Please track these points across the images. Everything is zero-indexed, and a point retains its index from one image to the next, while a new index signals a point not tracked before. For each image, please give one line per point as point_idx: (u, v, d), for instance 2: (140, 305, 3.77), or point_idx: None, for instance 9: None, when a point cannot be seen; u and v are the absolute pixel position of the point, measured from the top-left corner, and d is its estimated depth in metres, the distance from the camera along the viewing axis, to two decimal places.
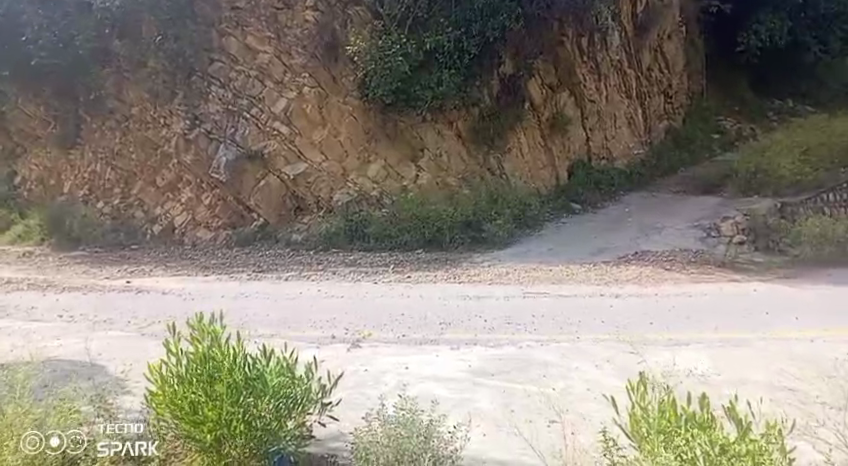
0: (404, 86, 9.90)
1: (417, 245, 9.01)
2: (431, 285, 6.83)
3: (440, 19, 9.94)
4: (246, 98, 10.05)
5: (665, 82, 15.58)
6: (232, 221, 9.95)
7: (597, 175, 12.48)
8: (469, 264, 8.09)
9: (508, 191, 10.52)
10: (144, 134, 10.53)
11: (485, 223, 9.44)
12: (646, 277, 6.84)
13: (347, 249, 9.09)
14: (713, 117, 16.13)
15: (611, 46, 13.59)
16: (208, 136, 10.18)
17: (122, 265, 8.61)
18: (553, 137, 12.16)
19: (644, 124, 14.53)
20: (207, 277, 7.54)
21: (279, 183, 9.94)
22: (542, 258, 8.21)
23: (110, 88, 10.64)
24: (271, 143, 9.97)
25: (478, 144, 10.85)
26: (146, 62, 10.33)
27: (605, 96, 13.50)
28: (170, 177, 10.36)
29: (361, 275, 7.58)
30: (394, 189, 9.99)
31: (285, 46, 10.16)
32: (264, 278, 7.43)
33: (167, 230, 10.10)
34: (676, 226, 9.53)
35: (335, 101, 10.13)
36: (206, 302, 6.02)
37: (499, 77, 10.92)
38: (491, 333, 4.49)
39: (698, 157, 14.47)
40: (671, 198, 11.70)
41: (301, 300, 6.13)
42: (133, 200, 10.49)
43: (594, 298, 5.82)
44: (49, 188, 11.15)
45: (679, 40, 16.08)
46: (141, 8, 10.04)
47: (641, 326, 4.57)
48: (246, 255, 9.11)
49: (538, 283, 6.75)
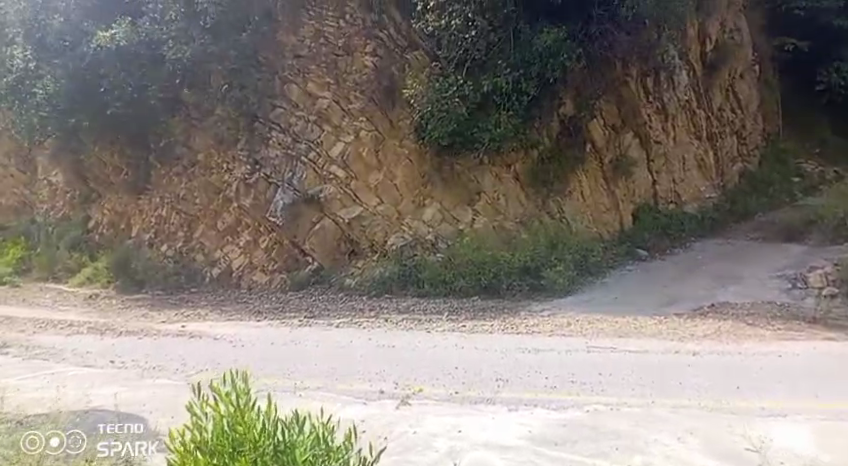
0: (461, 128, 9.69)
1: (472, 292, 8.66)
2: (487, 336, 6.42)
3: (498, 62, 9.76)
4: (304, 143, 10.22)
5: (737, 122, 14.80)
6: (287, 264, 10.01)
7: (664, 220, 11.80)
8: (527, 312, 7.65)
9: (568, 236, 10.05)
10: (208, 179, 10.88)
11: (544, 269, 8.98)
12: (728, 333, 6.14)
13: (401, 295, 8.86)
14: (791, 157, 15.10)
15: (679, 85, 13.06)
16: (267, 180, 10.38)
17: (179, 308, 8.69)
18: (616, 180, 11.67)
19: (714, 165, 13.76)
20: (259, 322, 7.47)
21: (334, 226, 9.95)
22: (607, 308, 7.63)
23: (179, 135, 11.12)
24: (328, 187, 10.02)
25: (536, 187, 10.52)
26: (213, 110, 10.76)
27: (672, 136, 12.92)
28: (230, 220, 10.62)
29: (413, 323, 7.27)
30: (450, 233, 9.75)
31: (343, 91, 10.34)
32: (315, 325, 7.27)
33: (225, 272, 10.31)
34: (756, 276, 8.72)
35: (391, 144, 10.13)
36: (254, 349, 5.89)
37: (558, 118, 10.68)
38: (554, 393, 4.05)
39: (776, 200, 13.52)
40: (748, 244, 10.85)
41: (350, 349, 5.87)
42: (195, 243, 10.79)
43: (669, 355, 5.24)
44: (120, 230, 11.73)
45: (751, 78, 15.33)
46: (209, 58, 10.44)
47: (727, 391, 4.00)
48: (300, 299, 9.05)
49: (605, 336, 6.21)
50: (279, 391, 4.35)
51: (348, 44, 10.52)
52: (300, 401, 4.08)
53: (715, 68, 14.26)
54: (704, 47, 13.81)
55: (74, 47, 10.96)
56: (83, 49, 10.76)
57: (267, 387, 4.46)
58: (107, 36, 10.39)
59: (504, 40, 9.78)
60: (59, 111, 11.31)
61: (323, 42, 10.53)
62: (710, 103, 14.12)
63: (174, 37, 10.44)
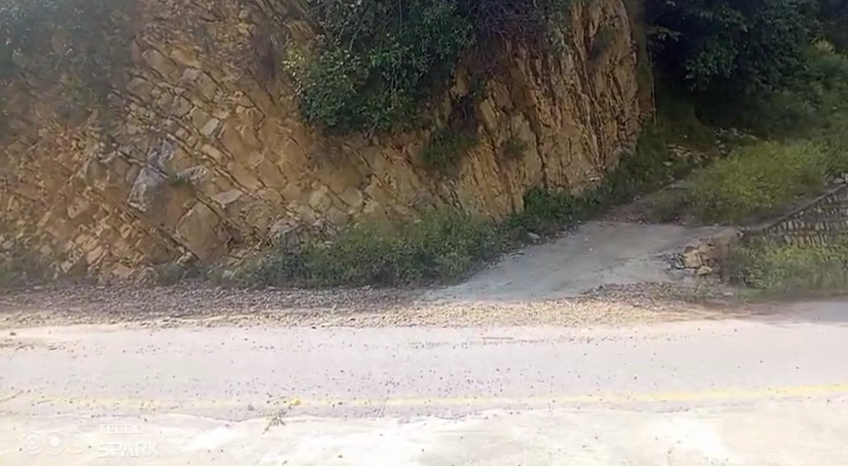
0: (349, 106, 9.05)
1: (363, 281, 8.13)
2: (378, 330, 5.92)
3: (386, 35, 9.29)
4: (170, 118, 9.02)
5: (617, 108, 15.46)
6: (155, 255, 8.91)
7: (553, 203, 12.04)
8: (422, 301, 7.27)
9: (462, 220, 9.82)
10: (54, 159, 9.26)
11: (437, 255, 8.64)
12: (618, 317, 6.15)
13: (286, 286, 8.14)
14: (664, 144, 16.19)
15: (565, 69, 13.34)
16: (126, 161, 9.05)
17: (12, 312, 7.23)
18: (508, 163, 11.68)
19: (598, 149, 14.28)
20: (112, 326, 6.36)
21: (209, 213, 8.96)
22: (501, 295, 7.46)
23: (14, 107, 9.26)
24: (200, 169, 8.95)
25: (429, 169, 10.23)
26: (56, 79, 9.15)
27: (559, 120, 13.16)
28: (83, 206, 9.17)
29: (297, 318, 6.58)
30: (338, 218, 9.16)
31: (215, 61, 9.22)
32: (181, 326, 6.30)
33: (79, 267, 8.92)
34: (639, 257, 9.03)
35: (272, 122, 9.25)
36: (96, 361, 4.88)
37: (450, 98, 10.43)
38: (448, 398, 3.65)
39: (653, 185, 14.39)
40: (630, 226, 11.34)
41: (220, 353, 5.08)
42: (39, 233, 9.19)
43: (564, 345, 5.08)
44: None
45: (630, 66, 16.08)
46: (43, 15, 8.85)
47: (626, 385, 3.86)
48: (168, 296, 7.99)
49: (501, 325, 5.98)
50: (121, 415, 3.49)
51: (219, 8, 9.35)
52: (146, 427, 3.28)
53: (598, 56, 14.69)
54: (587, 32, 14.17)
55: None
56: None
57: (106, 410, 3.58)
58: None
59: (392, 12, 9.31)
60: None
61: (189, 4, 9.25)
62: (594, 89, 14.58)
63: None
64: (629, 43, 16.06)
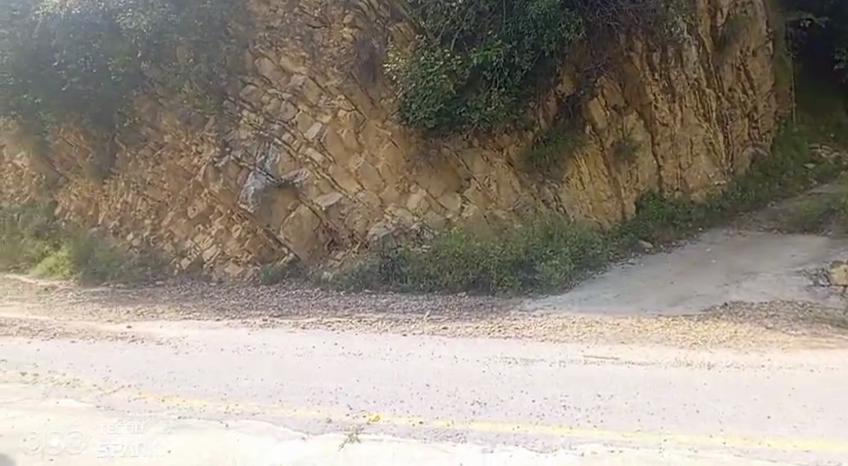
0: (448, 107, 8.83)
1: (459, 288, 7.87)
2: (470, 341, 5.62)
3: (488, 32, 8.91)
4: (277, 123, 9.36)
5: (749, 104, 13.86)
6: (262, 255, 9.34)
7: (670, 209, 11.00)
8: (519, 312, 6.85)
9: (565, 226, 9.23)
10: (177, 163, 10.06)
11: (538, 263, 8.15)
12: (745, 340, 5.35)
13: (382, 290, 8.12)
14: (805, 143, 14.31)
15: (687, 62, 12.16)
16: (238, 164, 9.51)
17: (134, 305, 7.85)
18: (618, 165, 10.87)
19: (725, 150, 12.89)
20: (215, 323, 6.63)
21: (311, 215, 9.18)
22: (606, 308, 6.84)
23: (145, 115, 10.25)
24: (303, 171, 9.17)
25: (531, 172, 9.74)
26: (179, 88, 9.82)
27: (679, 118, 12.02)
28: (201, 207, 9.86)
29: (388, 324, 6.44)
30: (436, 222, 8.96)
31: (320, 67, 9.44)
32: (276, 326, 6.41)
33: (196, 264, 9.65)
34: (773, 272, 7.89)
35: (373, 125, 9.29)
36: (196, 359, 5.05)
37: (555, 96, 9.85)
38: (540, 426, 3.25)
39: (791, 190, 12.71)
40: (761, 236, 10.05)
41: (310, 357, 5.04)
42: (164, 231, 10.12)
43: (679, 371, 4.45)
44: (88, 217, 11.24)
45: (766, 56, 14.29)
46: (168, 28, 9.50)
47: (756, 427, 3.21)
48: (271, 295, 8.27)
49: (605, 343, 5.42)
50: (205, 418, 3.50)
51: (325, 14, 9.56)
52: (224, 434, 3.22)
53: (727, 46, 13.25)
54: (714, 21, 12.86)
55: (23, 16, 10.35)
56: (32, 18, 10.19)
57: (190, 413, 3.59)
58: (57, 3, 9.90)
59: (495, 9, 8.93)
60: (12, 88, 10.76)
61: (298, 13, 9.59)
62: (720, 83, 13.19)
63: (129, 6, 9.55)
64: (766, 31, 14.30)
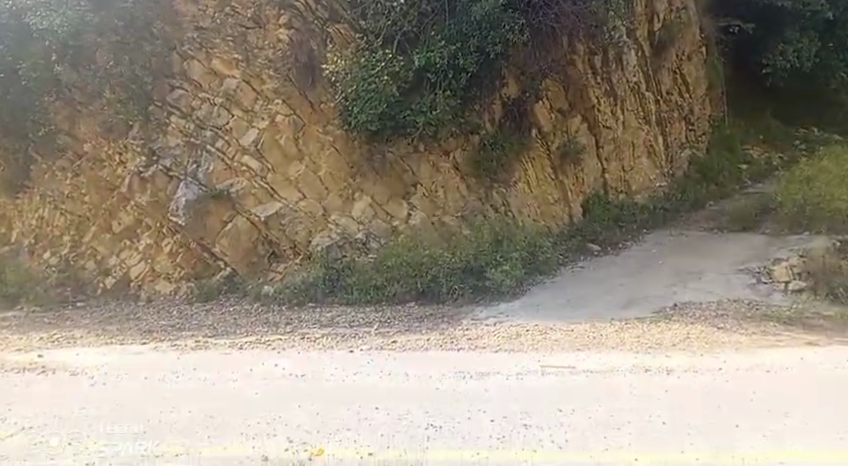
0: (392, 111, 8.53)
1: (408, 298, 7.54)
2: (422, 355, 5.28)
3: (431, 34, 8.72)
4: (209, 129, 8.78)
5: (685, 107, 14.32)
6: (196, 270, 8.69)
7: (615, 211, 11.10)
8: (471, 322, 6.57)
9: (514, 230, 9.08)
10: (99, 174, 9.23)
11: (488, 269, 7.94)
12: (698, 342, 5.28)
13: (327, 303, 7.67)
14: (738, 145, 14.90)
15: (627, 66, 12.38)
16: (167, 173, 8.87)
17: (48, 331, 7.05)
18: (564, 169, 10.86)
19: (665, 152, 13.21)
20: (140, 348, 6.00)
21: (249, 226, 8.65)
22: (559, 314, 6.67)
23: (61, 122, 9.34)
24: (240, 181, 8.66)
25: (479, 177, 9.56)
26: (100, 93, 9.08)
27: (621, 121, 12.22)
28: (127, 221, 9.07)
29: (334, 341, 6.00)
30: (382, 230, 8.64)
31: (255, 69, 8.93)
32: (210, 348, 5.85)
33: (122, 283, 8.86)
34: (717, 270, 8.01)
35: (312, 131, 8.86)
36: (113, 392, 4.46)
37: (500, 99, 9.71)
38: (500, 451, 2.94)
39: (726, 190, 13.17)
40: (703, 236, 10.26)
41: (246, 382, 4.56)
42: (85, 248, 9.20)
43: (639, 379, 4.28)
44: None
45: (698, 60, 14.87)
46: (85, 28, 8.79)
47: (727, 438, 3.02)
48: (206, 313, 7.66)
49: (561, 351, 5.21)
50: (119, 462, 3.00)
51: (259, 15, 9.12)
52: None
53: (663, 51, 13.62)
54: (651, 26, 13.20)
55: None
56: None
57: (98, 458, 3.07)
58: None
59: (437, 11, 8.77)
60: None
61: (229, 13, 9.06)
62: (658, 87, 13.52)
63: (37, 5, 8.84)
64: (699, 37, 14.94)
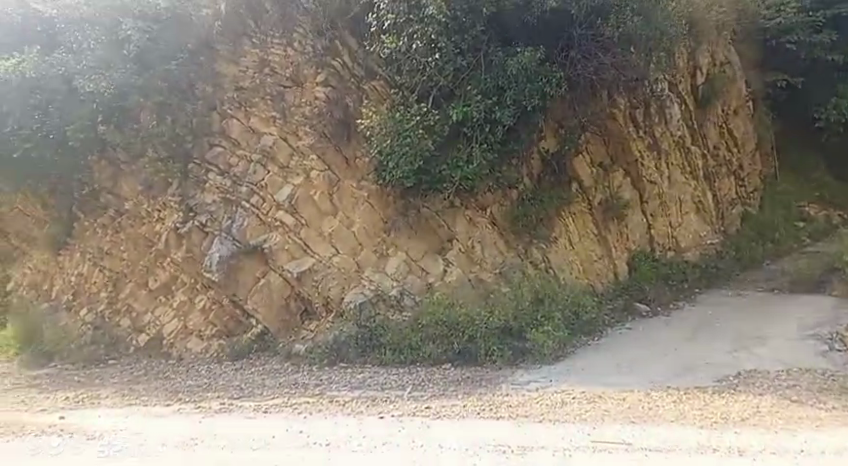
0: (428, 166, 8.44)
1: (444, 359, 7.12)
2: (458, 423, 4.85)
3: (467, 89, 8.62)
4: (246, 186, 8.83)
5: (733, 161, 13.78)
6: (228, 328, 8.57)
7: (663, 269, 10.52)
8: (512, 387, 6.09)
9: (555, 287, 8.65)
10: (138, 230, 9.35)
11: (529, 330, 7.48)
12: (771, 417, 4.68)
13: (359, 363, 7.33)
14: (791, 200, 14.21)
15: (671, 120, 12.12)
16: (203, 229, 8.90)
17: (75, 390, 6.88)
18: (607, 224, 10.47)
19: (713, 207, 12.64)
20: (162, 411, 5.72)
21: (282, 282, 8.51)
22: (608, 381, 6.12)
23: (105, 180, 9.60)
24: (273, 236, 8.57)
25: (517, 233, 9.30)
26: (142, 152, 9.29)
27: (666, 176, 11.79)
28: (163, 277, 9.08)
29: (364, 405, 5.62)
30: (417, 287, 8.33)
31: (291, 126, 9.08)
32: (233, 412, 5.54)
33: (155, 340, 8.78)
34: (783, 336, 7.31)
35: (347, 187, 8.85)
36: (124, 462, 4.14)
37: (538, 153, 9.56)
38: None
39: (783, 247, 12.42)
40: (762, 297, 9.54)
41: (267, 452, 4.21)
42: (121, 304, 9.20)
43: (707, 460, 3.75)
44: (42, 293, 9.87)
45: (745, 115, 14.44)
46: (129, 90, 9.00)
47: None
48: (234, 372, 7.42)
49: (613, 423, 4.69)
50: None
51: (297, 74, 9.41)
52: None
53: (708, 104, 13.28)
54: (694, 80, 12.91)
55: None
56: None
57: None
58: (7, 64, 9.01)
59: (473, 65, 8.65)
60: None
61: (269, 72, 9.37)
62: (704, 141, 13.09)
63: (83, 72, 8.94)
64: (745, 91, 14.55)
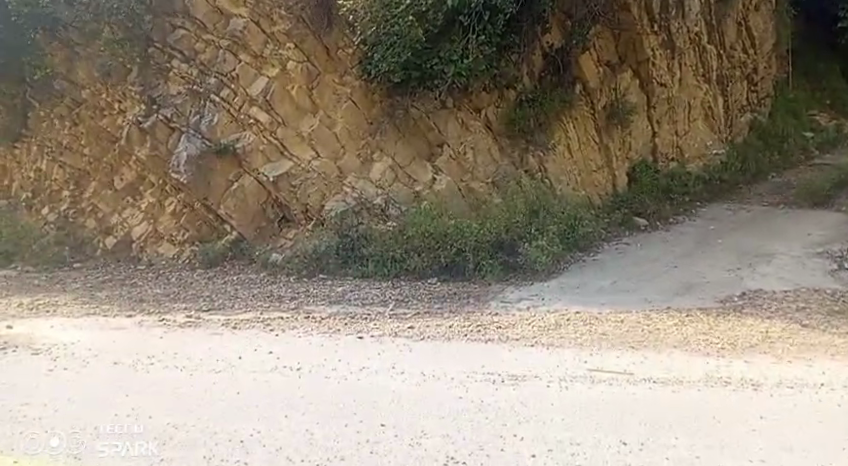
0: (418, 60, 7.54)
1: (430, 274, 6.65)
2: (443, 347, 4.43)
3: None
4: (214, 76, 7.90)
5: (749, 66, 12.83)
6: (201, 234, 7.96)
7: (665, 181, 9.94)
8: (502, 306, 5.66)
9: (552, 200, 8.05)
10: (99, 123, 8.49)
11: (521, 244, 6.99)
12: (784, 344, 4.27)
13: (340, 275, 6.84)
14: (804, 111, 13.45)
15: (689, 14, 11.12)
16: (168, 124, 8.04)
17: (32, 296, 6.39)
18: (610, 132, 9.78)
19: (723, 116, 11.85)
20: (123, 322, 5.26)
21: (257, 187, 7.83)
22: (604, 300, 5.72)
23: (59, 66, 8.60)
24: (246, 135, 7.78)
25: (513, 138, 8.59)
26: (98, 34, 8.29)
27: (677, 79, 10.90)
28: (129, 177, 8.35)
29: (341, 323, 5.17)
30: (404, 195, 7.73)
31: (265, 9, 7.94)
32: (200, 327, 5.05)
33: (123, 244, 8.20)
34: (789, 254, 6.89)
35: (328, 82, 7.93)
36: (71, 379, 3.69)
37: (541, 49, 8.67)
38: None
39: (791, 162, 11.82)
40: (767, 213, 9.04)
41: (228, 376, 3.74)
42: (85, 205, 8.54)
43: (717, 395, 3.34)
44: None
45: (767, 11, 13.31)
46: None
47: None
48: (206, 282, 6.93)
49: (612, 349, 4.27)
50: None
51: None
52: None
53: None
54: None
55: None
56: None
57: None
58: None
59: None
60: None
61: None
62: (721, 40, 12.08)
63: None
64: None
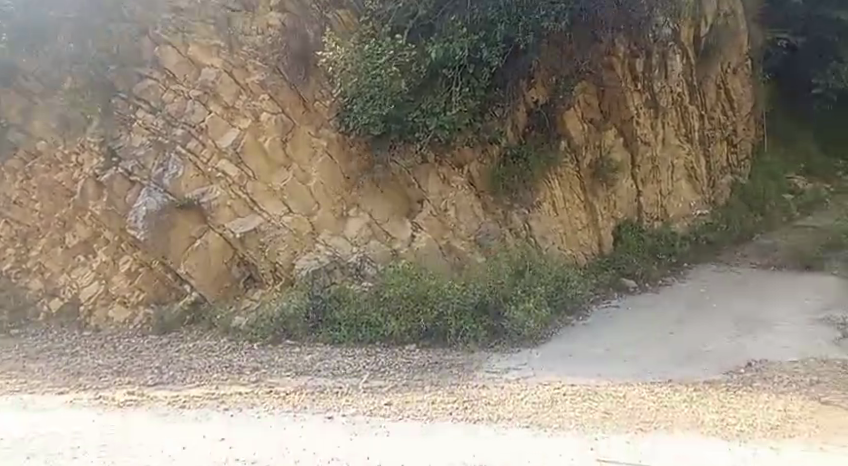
0: (398, 112, 7.24)
1: (409, 339, 6.07)
2: (426, 431, 3.81)
3: (448, 19, 7.49)
4: (180, 127, 7.44)
5: (728, 126, 13.03)
6: (160, 294, 7.31)
7: (651, 241, 9.69)
8: (491, 377, 5.10)
9: (537, 260, 7.66)
10: (54, 178, 7.68)
11: (507, 307, 6.49)
12: (810, 425, 3.76)
13: (310, 341, 6.20)
14: (781, 173, 13.64)
15: (672, 74, 11.26)
16: (128, 179, 7.51)
17: None
18: (595, 190, 9.59)
19: (707, 176, 11.89)
20: (51, 404, 4.47)
21: (223, 244, 7.27)
22: (600, 371, 5.19)
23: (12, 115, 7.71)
24: (212, 189, 7.29)
25: (496, 195, 8.27)
26: (57, 83, 7.80)
27: (660, 138, 10.92)
28: (83, 234, 7.55)
29: (308, 400, 4.50)
30: (380, 254, 7.26)
31: (238, 59, 7.66)
32: (141, 408, 4.32)
33: (70, 306, 7.41)
34: (789, 321, 6.52)
35: (303, 134, 7.59)
36: None
37: (525, 105, 8.50)
38: None
39: (772, 222, 11.82)
40: (756, 276, 8.79)
41: None
42: (31, 265, 7.62)
43: None
44: None
45: (743, 76, 13.67)
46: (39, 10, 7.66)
47: None
48: (159, 351, 6.18)
49: (618, 433, 3.70)
50: None
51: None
52: None
53: (708, 60, 12.43)
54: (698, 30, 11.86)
55: None
56: None
57: None
58: None
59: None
60: None
61: None
62: (702, 100, 12.29)
63: None
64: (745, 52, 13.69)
